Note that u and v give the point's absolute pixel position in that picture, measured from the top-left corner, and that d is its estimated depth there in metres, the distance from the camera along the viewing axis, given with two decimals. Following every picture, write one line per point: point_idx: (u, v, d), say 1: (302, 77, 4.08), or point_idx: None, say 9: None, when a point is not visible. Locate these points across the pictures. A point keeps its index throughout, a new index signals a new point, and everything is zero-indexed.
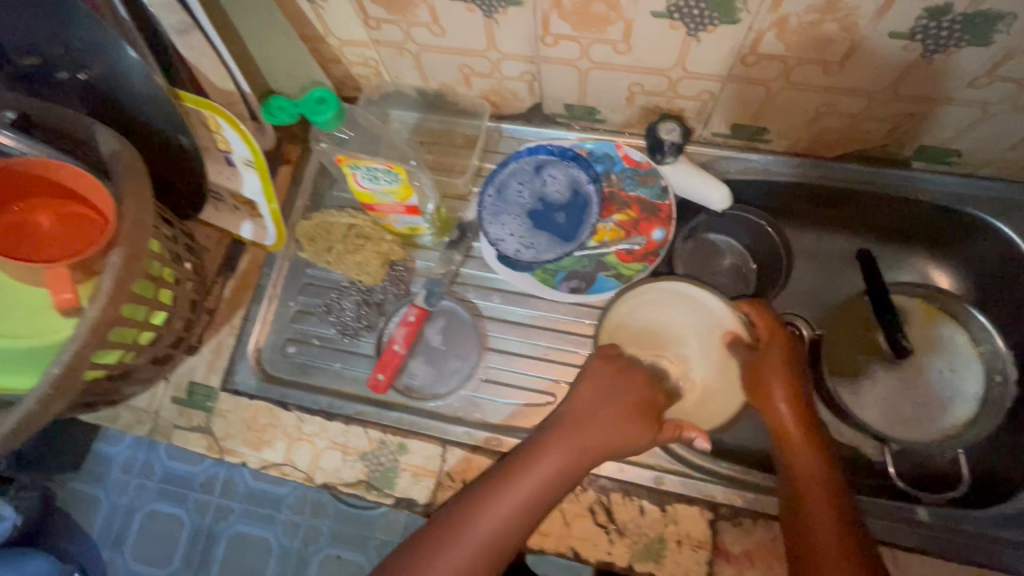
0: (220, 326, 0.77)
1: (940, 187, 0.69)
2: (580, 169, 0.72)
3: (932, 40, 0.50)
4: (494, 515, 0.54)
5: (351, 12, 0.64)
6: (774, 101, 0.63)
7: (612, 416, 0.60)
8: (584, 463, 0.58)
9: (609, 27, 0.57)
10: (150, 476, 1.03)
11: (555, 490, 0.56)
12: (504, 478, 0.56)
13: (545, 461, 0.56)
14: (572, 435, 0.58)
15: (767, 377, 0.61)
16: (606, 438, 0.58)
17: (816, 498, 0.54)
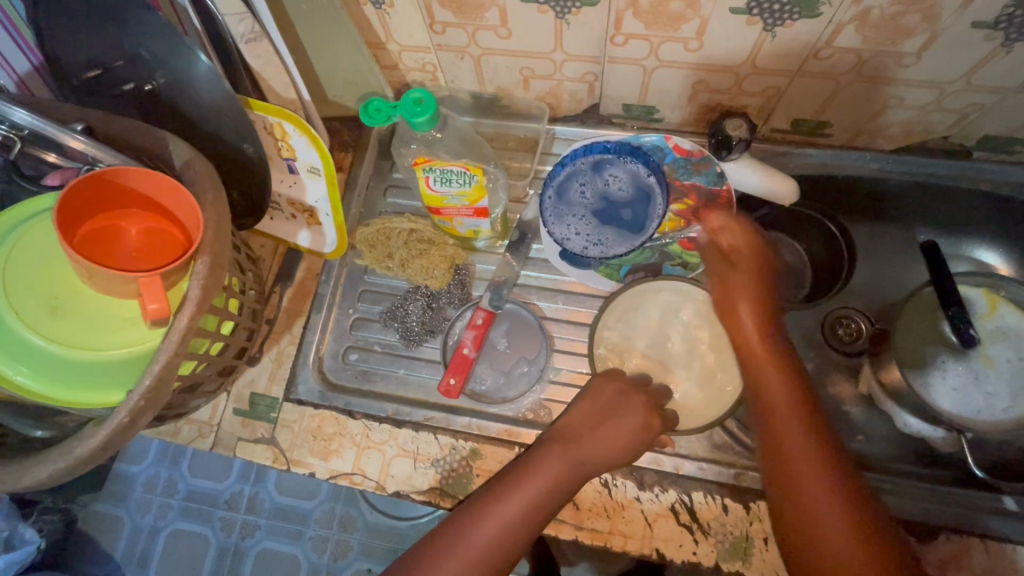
0: (280, 336, 0.76)
1: (1002, 176, 0.70)
2: (639, 162, 0.68)
3: (1014, 28, 0.51)
4: (494, 519, 0.56)
5: (418, 17, 0.64)
6: (841, 94, 0.64)
7: (605, 432, 0.60)
8: (570, 482, 0.58)
9: (683, 25, 0.58)
10: (173, 495, 1.09)
11: (544, 506, 0.57)
12: (492, 494, 0.57)
13: (533, 479, 0.57)
14: (557, 452, 0.59)
15: (731, 294, 0.64)
16: (599, 450, 0.60)
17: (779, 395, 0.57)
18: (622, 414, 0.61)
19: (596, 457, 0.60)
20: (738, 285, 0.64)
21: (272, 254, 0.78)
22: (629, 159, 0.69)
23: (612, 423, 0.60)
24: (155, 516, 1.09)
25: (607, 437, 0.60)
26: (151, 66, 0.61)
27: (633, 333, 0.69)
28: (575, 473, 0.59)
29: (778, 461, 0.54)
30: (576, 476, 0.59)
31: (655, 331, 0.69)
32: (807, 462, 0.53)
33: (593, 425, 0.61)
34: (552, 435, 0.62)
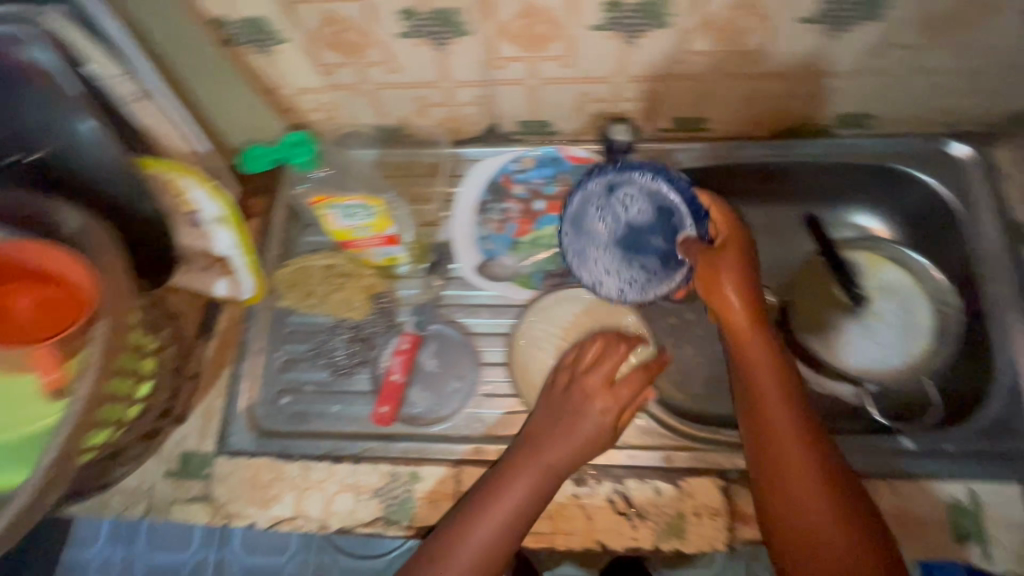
0: (208, 389, 0.74)
1: (864, 149, 0.77)
2: (660, 181, 0.67)
3: (833, 20, 0.58)
4: (472, 546, 0.58)
5: (304, 60, 0.66)
6: (708, 92, 0.69)
7: (565, 429, 0.63)
8: (546, 483, 0.61)
9: (551, 45, 0.62)
10: None
11: (521, 515, 0.59)
12: (473, 513, 0.59)
13: (505, 498, 0.60)
14: (533, 461, 0.61)
15: (722, 293, 0.61)
16: (562, 449, 0.62)
17: (764, 384, 0.58)
18: (590, 398, 0.64)
19: (567, 449, 0.62)
20: (725, 281, 0.60)
21: (190, 307, 0.77)
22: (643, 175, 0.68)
23: (569, 419, 0.64)
24: None
25: (571, 429, 0.63)
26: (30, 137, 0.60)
27: (552, 338, 0.72)
28: (546, 480, 0.61)
29: (774, 472, 0.55)
30: (550, 476, 0.61)
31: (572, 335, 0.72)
32: (803, 477, 0.54)
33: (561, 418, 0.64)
34: (528, 437, 0.64)
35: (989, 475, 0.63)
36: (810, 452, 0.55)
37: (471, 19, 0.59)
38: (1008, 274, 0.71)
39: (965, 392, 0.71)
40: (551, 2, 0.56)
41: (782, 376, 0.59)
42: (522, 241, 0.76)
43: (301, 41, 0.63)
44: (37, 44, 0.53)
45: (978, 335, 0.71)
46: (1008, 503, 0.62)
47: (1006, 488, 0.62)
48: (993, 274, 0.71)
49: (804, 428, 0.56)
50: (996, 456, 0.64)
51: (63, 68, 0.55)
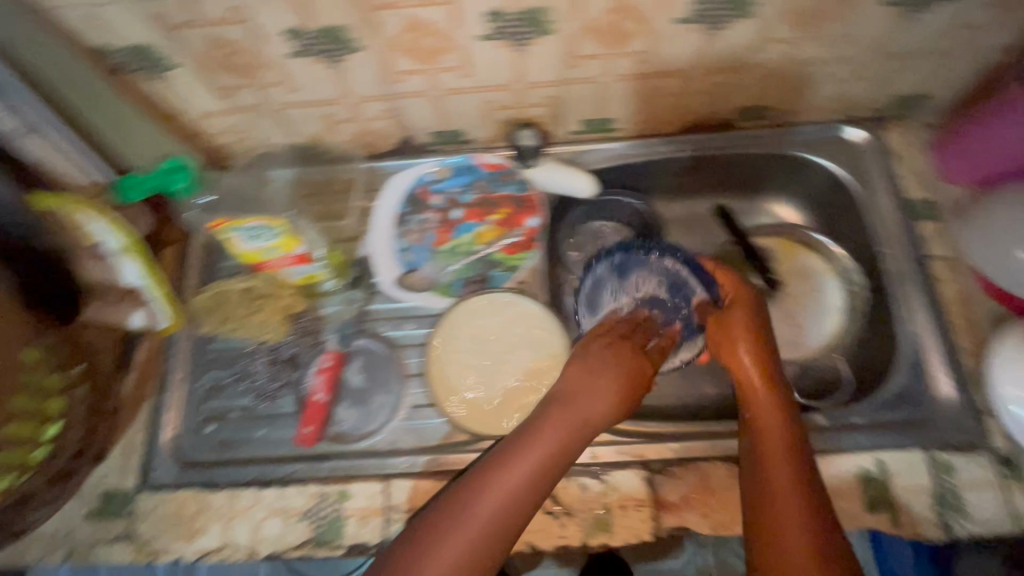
0: (128, 425, 0.72)
1: (767, 139, 0.80)
2: (666, 256, 0.72)
3: (709, 20, 0.59)
4: (478, 518, 0.51)
5: (200, 84, 0.66)
6: (609, 94, 0.71)
7: (606, 381, 0.59)
8: (535, 485, 0.53)
9: (445, 57, 0.63)
10: None
11: (505, 525, 0.51)
12: (444, 522, 0.51)
13: (527, 457, 0.54)
14: (522, 460, 0.53)
15: (733, 353, 0.65)
16: (602, 401, 0.58)
17: (769, 441, 0.58)
18: (598, 383, 0.59)
19: (559, 446, 0.55)
20: (737, 343, 0.65)
21: None
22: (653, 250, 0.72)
23: (603, 373, 0.60)
24: None
25: (564, 421, 0.56)
26: None
27: (473, 345, 0.72)
28: (579, 436, 0.57)
29: (771, 531, 0.52)
30: (541, 477, 0.53)
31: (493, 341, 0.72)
32: (797, 544, 0.50)
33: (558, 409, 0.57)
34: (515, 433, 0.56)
35: (895, 445, 0.66)
36: (808, 509, 0.52)
37: (358, 35, 0.59)
38: (905, 250, 0.74)
39: (874, 366, 0.74)
40: (434, 15, 0.57)
41: (789, 436, 0.58)
42: (440, 250, 0.77)
43: (192, 65, 0.63)
44: None
45: (881, 310, 0.74)
46: (915, 471, 0.64)
47: (912, 456, 0.65)
48: (892, 251, 0.74)
49: (801, 487, 0.54)
50: (903, 425, 0.67)
51: None
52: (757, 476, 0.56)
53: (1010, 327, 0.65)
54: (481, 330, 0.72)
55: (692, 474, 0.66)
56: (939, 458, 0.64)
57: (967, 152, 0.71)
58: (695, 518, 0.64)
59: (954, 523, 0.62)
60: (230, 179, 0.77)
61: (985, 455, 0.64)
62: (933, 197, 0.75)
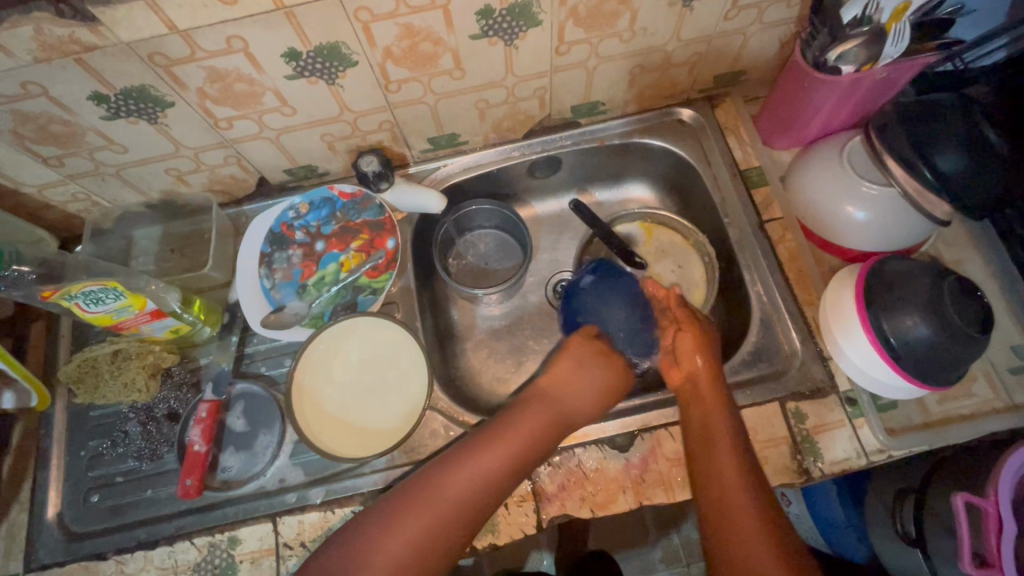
0: (9, 508, 0.71)
1: (609, 131, 0.84)
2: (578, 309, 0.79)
3: (503, 32, 0.63)
4: (448, 503, 0.59)
5: (24, 158, 0.66)
6: (442, 111, 0.74)
7: (583, 382, 0.69)
8: (502, 475, 0.61)
9: (262, 99, 0.65)
10: None
11: (481, 502, 0.60)
12: (412, 503, 0.59)
13: (502, 449, 0.62)
14: (497, 450, 0.62)
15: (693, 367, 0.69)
16: (580, 398, 0.68)
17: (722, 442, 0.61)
18: (578, 386, 0.69)
19: (530, 443, 0.63)
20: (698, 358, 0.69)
21: None
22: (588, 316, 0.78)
23: (584, 375, 0.70)
24: None
25: (536, 422, 0.65)
26: None
27: (347, 371, 0.74)
28: (556, 430, 0.65)
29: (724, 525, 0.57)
30: (508, 469, 0.61)
31: (365, 366, 0.74)
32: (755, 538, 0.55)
33: (532, 412, 0.66)
34: (489, 429, 0.64)
35: (753, 402, 0.69)
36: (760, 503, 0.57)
37: (165, 91, 0.61)
38: (744, 216, 0.77)
39: (736, 329, 0.78)
40: (232, 64, 0.59)
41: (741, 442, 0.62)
42: (308, 284, 0.78)
43: (8, 141, 0.63)
44: None
45: (734, 276, 0.79)
46: (772, 423, 0.67)
47: (768, 409, 0.68)
48: (734, 219, 0.78)
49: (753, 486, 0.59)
50: (759, 381, 0.70)
51: None
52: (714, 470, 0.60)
53: (840, 273, 0.69)
54: (352, 355, 0.74)
55: (568, 462, 0.68)
56: (793, 408, 0.68)
57: (782, 122, 0.76)
58: (574, 503, 0.66)
59: (810, 466, 0.65)
60: (87, 246, 0.78)
61: (832, 397, 0.68)
62: (763, 163, 0.80)
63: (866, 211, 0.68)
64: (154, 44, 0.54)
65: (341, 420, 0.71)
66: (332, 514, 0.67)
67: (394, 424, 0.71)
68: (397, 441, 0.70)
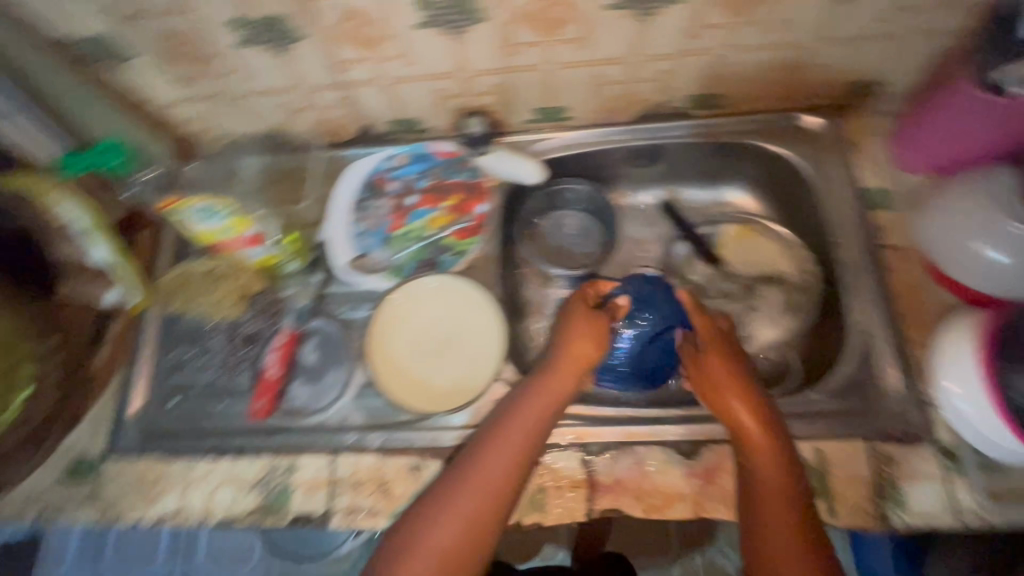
0: (99, 395, 0.77)
1: (722, 127, 0.79)
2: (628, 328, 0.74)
3: (639, 5, 0.60)
4: (485, 481, 0.59)
5: (160, 73, 0.70)
6: (555, 82, 0.72)
7: (568, 349, 0.67)
8: (530, 451, 0.61)
9: (385, 44, 0.65)
10: None
11: (513, 475, 0.59)
12: (455, 487, 0.59)
13: (517, 423, 0.62)
14: (521, 427, 0.62)
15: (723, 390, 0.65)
16: (568, 365, 0.66)
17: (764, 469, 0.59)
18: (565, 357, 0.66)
19: (542, 416, 0.63)
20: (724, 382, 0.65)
21: None
22: (632, 317, 0.73)
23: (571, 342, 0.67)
24: None
25: (555, 392, 0.64)
26: None
27: (419, 326, 0.74)
28: (553, 399, 0.64)
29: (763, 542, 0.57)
30: (534, 446, 0.61)
31: (437, 325, 0.74)
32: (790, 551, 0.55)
33: (551, 381, 0.65)
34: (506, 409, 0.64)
35: (836, 435, 0.64)
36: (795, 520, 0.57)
37: (298, 24, 0.62)
38: (859, 239, 0.72)
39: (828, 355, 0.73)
40: (367, 4, 0.60)
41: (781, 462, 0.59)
42: (394, 235, 0.79)
43: (150, 54, 0.67)
44: None
45: (835, 299, 0.73)
46: (854, 461, 0.63)
47: (852, 445, 0.63)
48: (845, 240, 0.72)
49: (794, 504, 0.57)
50: (848, 413, 0.65)
51: None
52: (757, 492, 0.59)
53: (956, 316, 0.63)
54: (427, 312, 0.75)
55: (627, 458, 0.66)
56: (881, 450, 0.63)
57: (921, 142, 0.70)
58: (627, 500, 0.64)
59: (890, 514, 0.60)
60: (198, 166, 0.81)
61: (927, 446, 0.62)
62: (889, 185, 0.74)
63: (1005, 254, 0.61)
64: None
65: (410, 371, 0.73)
66: (386, 460, 0.69)
67: (459, 386, 0.72)
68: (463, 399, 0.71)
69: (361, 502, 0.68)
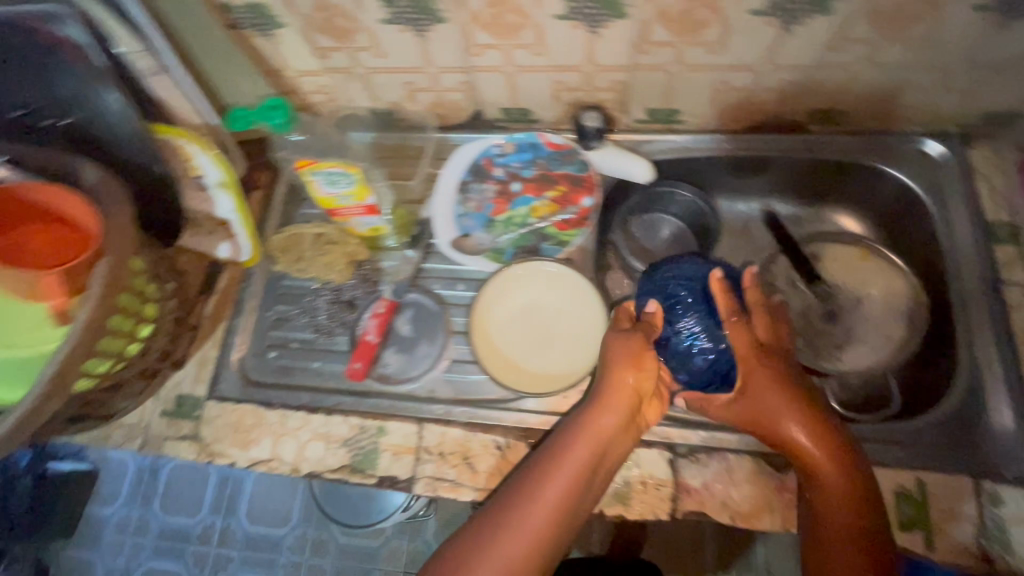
0: (204, 340, 0.81)
1: (837, 145, 0.78)
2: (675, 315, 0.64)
3: (786, 13, 0.60)
4: (536, 520, 0.55)
5: (302, 44, 0.73)
6: (677, 84, 0.73)
7: (620, 382, 0.62)
8: (581, 491, 0.58)
9: (522, 33, 0.67)
10: (148, 534, 1.41)
11: (567, 514, 0.56)
12: (504, 524, 0.55)
13: (567, 463, 0.58)
14: (566, 467, 0.58)
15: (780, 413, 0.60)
16: (620, 401, 0.61)
17: (835, 507, 0.57)
18: (615, 389, 0.61)
19: (594, 455, 0.59)
20: (779, 404, 0.60)
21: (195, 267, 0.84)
22: (688, 309, 0.64)
23: (621, 373, 0.62)
24: (131, 555, 1.40)
25: (604, 428, 0.60)
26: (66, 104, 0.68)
27: (517, 310, 0.76)
28: (604, 439, 0.60)
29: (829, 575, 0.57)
30: (585, 483, 0.58)
31: (535, 310, 0.76)
32: None
33: (595, 417, 0.61)
34: (556, 444, 0.60)
35: (937, 468, 0.63)
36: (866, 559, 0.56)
37: (445, 7, 0.65)
38: (977, 272, 0.70)
39: (928, 385, 0.71)
40: None
41: (854, 501, 0.57)
42: (497, 219, 0.81)
43: (299, 26, 0.71)
44: (71, 22, 0.62)
45: (943, 330, 0.72)
46: (957, 496, 0.61)
47: (956, 480, 0.62)
48: (964, 271, 0.71)
49: (862, 542, 0.57)
50: (952, 448, 0.64)
51: (89, 40, 0.63)
52: (822, 526, 0.58)
53: None
54: (524, 297, 0.77)
55: (717, 464, 0.66)
56: (986, 489, 0.61)
57: None
58: (714, 505, 0.64)
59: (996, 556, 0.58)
60: None
61: None
62: (1015, 221, 0.71)
63: None
64: None
65: (506, 352, 0.75)
66: (473, 435, 0.71)
67: (560, 372, 0.73)
68: (558, 386, 0.73)
69: (446, 472, 0.70)
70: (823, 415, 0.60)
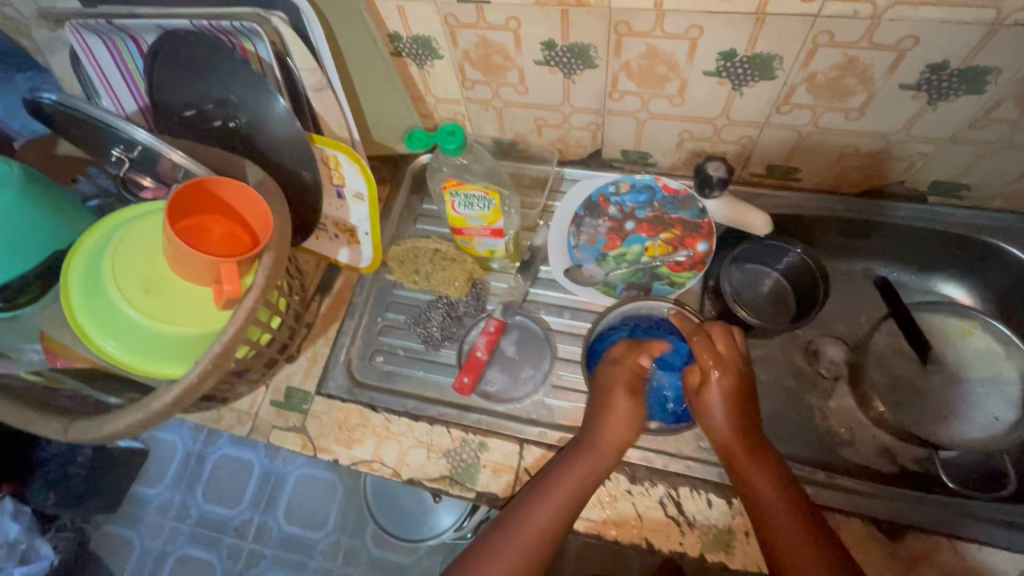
0: (316, 338, 0.85)
1: (954, 218, 0.79)
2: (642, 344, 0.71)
3: (935, 89, 0.63)
4: (524, 540, 0.61)
5: (452, 75, 0.79)
6: (804, 144, 0.75)
7: (603, 420, 0.69)
8: (567, 518, 0.63)
9: (668, 84, 0.71)
10: (186, 519, 1.43)
11: (551, 536, 0.62)
12: (495, 544, 0.62)
13: (554, 491, 0.64)
14: (543, 508, 0.63)
15: (712, 412, 0.68)
16: (604, 438, 0.68)
17: (766, 493, 0.63)
18: (596, 423, 0.69)
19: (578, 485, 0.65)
20: (710, 402, 0.69)
21: (314, 268, 0.89)
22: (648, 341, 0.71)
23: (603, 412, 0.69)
24: (168, 539, 1.42)
25: (591, 462, 0.66)
26: (236, 106, 0.74)
27: None
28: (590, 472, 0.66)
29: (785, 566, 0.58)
30: (571, 509, 0.64)
31: None
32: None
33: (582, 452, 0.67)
34: (544, 473, 0.66)
35: None
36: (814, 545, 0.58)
37: (600, 55, 0.69)
38: None
39: None
40: (674, 47, 0.65)
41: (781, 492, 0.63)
42: (609, 254, 0.85)
43: (455, 59, 0.76)
44: (262, 41, 0.70)
45: None
46: None
47: None
48: None
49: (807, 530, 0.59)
50: None
51: (271, 58, 0.72)
52: (764, 518, 0.62)
53: None
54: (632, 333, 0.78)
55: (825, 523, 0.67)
56: None
57: None
58: None
59: None
60: None
61: None
62: None
63: None
64: (631, 15, 0.62)
65: None
66: None
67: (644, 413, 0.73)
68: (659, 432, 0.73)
69: None
70: (748, 416, 0.68)
